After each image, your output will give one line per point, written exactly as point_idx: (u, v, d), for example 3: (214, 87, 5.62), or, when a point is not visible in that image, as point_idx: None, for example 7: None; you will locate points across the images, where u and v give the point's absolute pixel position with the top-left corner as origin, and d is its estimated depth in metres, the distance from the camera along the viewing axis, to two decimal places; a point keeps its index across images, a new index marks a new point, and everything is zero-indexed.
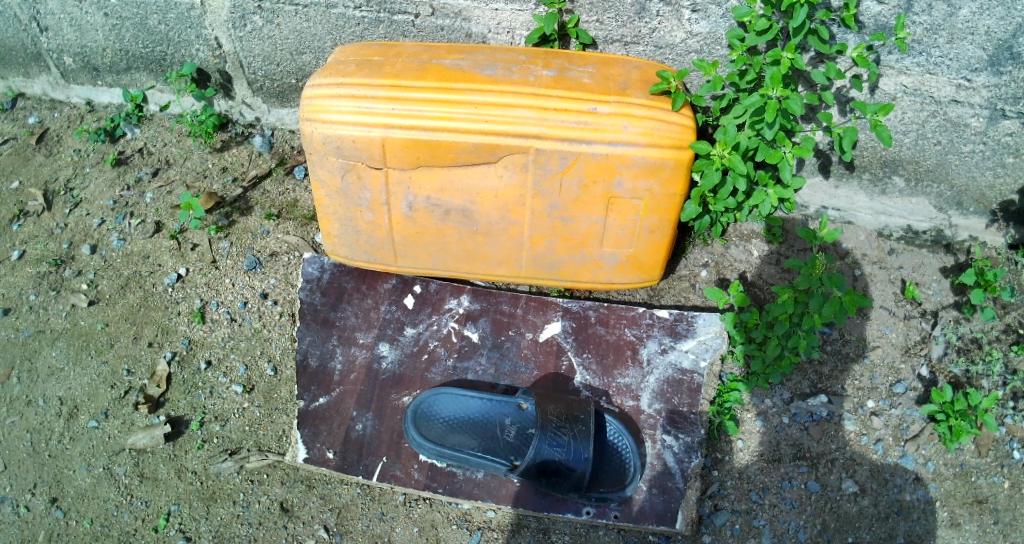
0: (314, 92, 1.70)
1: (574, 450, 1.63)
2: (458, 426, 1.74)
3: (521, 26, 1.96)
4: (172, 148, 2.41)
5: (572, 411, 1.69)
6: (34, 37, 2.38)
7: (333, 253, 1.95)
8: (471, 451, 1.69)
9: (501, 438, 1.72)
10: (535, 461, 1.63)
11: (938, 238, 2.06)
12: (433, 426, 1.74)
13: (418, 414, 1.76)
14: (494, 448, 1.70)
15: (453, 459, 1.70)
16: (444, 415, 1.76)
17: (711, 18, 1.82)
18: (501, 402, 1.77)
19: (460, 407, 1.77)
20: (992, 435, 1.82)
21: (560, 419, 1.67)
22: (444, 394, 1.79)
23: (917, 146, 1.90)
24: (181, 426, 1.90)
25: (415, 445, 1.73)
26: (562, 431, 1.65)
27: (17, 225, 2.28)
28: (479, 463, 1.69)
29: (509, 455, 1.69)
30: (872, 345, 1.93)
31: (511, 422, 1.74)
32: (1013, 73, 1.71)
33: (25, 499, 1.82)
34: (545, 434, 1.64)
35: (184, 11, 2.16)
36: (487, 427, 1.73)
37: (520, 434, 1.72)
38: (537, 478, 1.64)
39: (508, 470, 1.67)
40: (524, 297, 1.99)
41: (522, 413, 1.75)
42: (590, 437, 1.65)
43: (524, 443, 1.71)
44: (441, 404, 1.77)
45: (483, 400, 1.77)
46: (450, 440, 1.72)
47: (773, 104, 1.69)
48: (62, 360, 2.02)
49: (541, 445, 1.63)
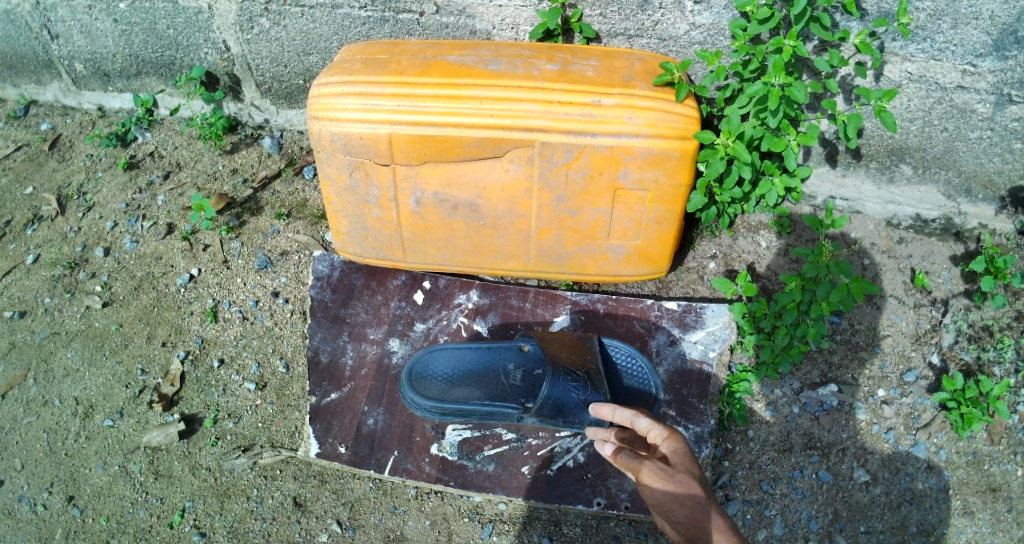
0: (321, 90, 1.72)
1: (589, 386, 1.62)
2: (459, 381, 1.70)
3: (525, 22, 1.98)
4: (182, 151, 2.43)
5: (580, 356, 1.69)
6: (45, 44, 2.41)
7: (342, 250, 1.97)
8: (479, 403, 1.66)
9: (507, 384, 1.68)
10: (551, 398, 1.60)
11: (948, 226, 2.04)
12: (431, 385, 1.70)
13: (414, 375, 1.73)
14: (502, 396, 1.66)
15: (459, 413, 1.67)
16: (440, 372, 1.72)
17: (713, 9, 1.82)
18: (500, 348, 1.74)
19: (454, 361, 1.73)
20: (1005, 422, 1.80)
21: (571, 358, 1.68)
22: (438, 351, 1.76)
23: (924, 133, 1.89)
24: (195, 424, 1.92)
25: (416, 406, 1.70)
26: (576, 368, 1.64)
27: (31, 229, 2.32)
28: (489, 413, 1.65)
29: (520, 399, 1.65)
30: (883, 334, 1.93)
31: (515, 367, 1.70)
32: (1018, 58, 1.70)
33: (42, 498, 1.85)
34: (558, 374, 1.62)
35: (192, 15, 2.19)
36: (490, 376, 1.70)
37: (526, 376, 1.68)
38: (555, 417, 1.62)
39: (521, 412, 1.64)
40: (532, 290, 2.00)
41: (524, 355, 1.71)
42: (602, 377, 1.65)
43: (532, 385, 1.66)
44: (433, 365, 1.74)
45: (479, 348, 1.75)
46: (454, 395, 1.68)
47: (776, 92, 1.69)
48: (77, 361, 2.04)
49: (557, 383, 1.61)
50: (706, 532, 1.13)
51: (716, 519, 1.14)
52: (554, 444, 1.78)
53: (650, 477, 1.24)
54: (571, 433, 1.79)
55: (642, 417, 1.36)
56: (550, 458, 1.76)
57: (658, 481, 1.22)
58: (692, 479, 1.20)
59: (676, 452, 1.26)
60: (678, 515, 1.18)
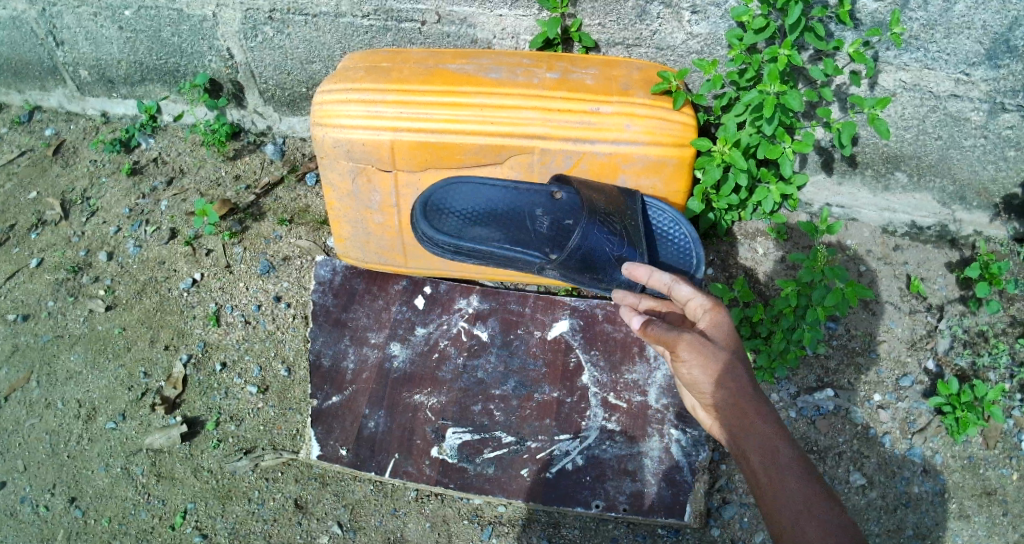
0: (324, 97, 1.74)
1: (625, 241, 1.54)
2: (479, 220, 1.63)
3: (526, 31, 2.00)
4: (186, 157, 2.46)
5: (618, 207, 1.60)
6: (50, 51, 2.44)
7: (344, 255, 2.00)
8: (497, 245, 1.59)
9: (532, 230, 1.60)
10: (580, 248, 1.53)
11: (943, 233, 2.07)
12: (446, 220, 1.62)
13: (431, 206, 1.64)
14: (524, 242, 1.59)
15: (474, 254, 1.60)
16: (459, 209, 1.64)
17: (711, 19, 1.85)
18: (530, 193, 1.65)
19: (478, 199, 1.65)
20: (1001, 427, 1.83)
21: (608, 210, 1.58)
22: (459, 185, 1.67)
23: (918, 141, 1.92)
24: (198, 427, 1.93)
25: (428, 241, 1.63)
26: (612, 222, 1.56)
27: (35, 233, 2.34)
28: (507, 256, 1.59)
29: (543, 248, 1.58)
30: (879, 340, 1.95)
31: (544, 213, 1.62)
32: (1011, 67, 1.73)
33: (45, 499, 1.86)
34: (593, 223, 1.53)
35: (197, 23, 2.22)
36: (515, 219, 1.62)
37: (554, 224, 1.60)
38: (581, 274, 1.55)
39: (541, 263, 1.57)
40: (532, 295, 2.02)
41: (556, 203, 1.63)
42: (638, 233, 1.57)
43: (559, 233, 1.59)
44: (454, 197, 1.65)
45: (507, 190, 1.66)
46: (470, 235, 1.60)
47: (772, 100, 1.72)
48: (80, 364, 2.06)
49: (590, 234, 1.53)
50: (747, 408, 1.19)
51: (756, 394, 1.20)
52: (553, 447, 1.79)
53: (687, 348, 1.24)
54: (570, 436, 1.80)
55: (683, 286, 1.35)
56: (549, 461, 1.78)
57: (702, 356, 1.23)
58: (733, 350, 1.24)
59: (718, 326, 1.27)
60: (721, 391, 1.21)
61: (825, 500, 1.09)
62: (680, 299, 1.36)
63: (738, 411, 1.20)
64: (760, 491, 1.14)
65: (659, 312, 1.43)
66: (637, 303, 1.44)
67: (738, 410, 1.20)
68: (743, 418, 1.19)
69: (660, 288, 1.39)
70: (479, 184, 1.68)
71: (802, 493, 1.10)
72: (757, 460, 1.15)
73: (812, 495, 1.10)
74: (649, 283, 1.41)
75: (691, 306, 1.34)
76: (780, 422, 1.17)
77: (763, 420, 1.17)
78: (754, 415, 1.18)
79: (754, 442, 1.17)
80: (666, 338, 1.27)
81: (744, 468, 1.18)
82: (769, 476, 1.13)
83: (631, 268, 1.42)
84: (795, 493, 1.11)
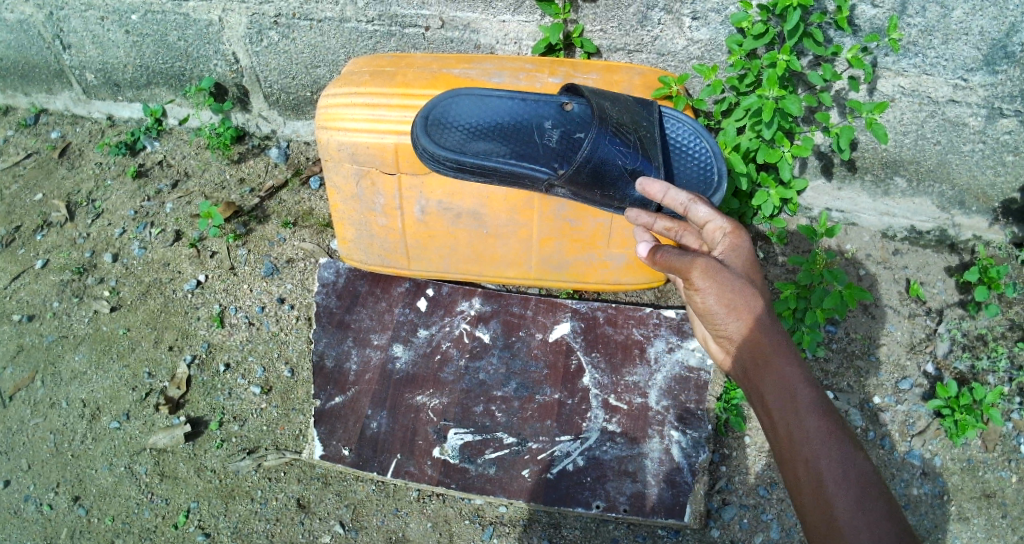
0: (330, 101, 1.75)
1: (639, 154, 1.54)
2: (483, 135, 1.58)
3: (528, 37, 2.02)
4: (191, 159, 2.48)
5: (634, 118, 1.58)
6: (57, 54, 2.46)
7: (348, 258, 2.01)
8: (503, 160, 1.56)
9: (539, 144, 1.57)
10: (590, 161, 1.52)
11: (942, 238, 2.08)
12: (449, 135, 1.58)
13: (433, 120, 1.59)
14: (530, 155, 1.56)
15: (477, 170, 1.57)
16: (463, 122, 1.59)
17: (711, 25, 1.87)
18: (538, 105, 1.60)
19: (484, 112, 1.61)
20: (999, 430, 1.84)
21: (621, 120, 1.56)
22: (462, 99, 1.61)
23: (917, 146, 1.94)
24: (201, 427, 1.94)
25: (429, 156, 1.58)
26: (626, 132, 1.54)
27: (40, 235, 2.36)
28: (512, 172, 1.57)
29: (551, 163, 1.56)
30: (878, 343, 1.96)
31: (552, 125, 1.59)
32: (1008, 72, 1.75)
33: (48, 498, 1.88)
34: (604, 132, 1.52)
35: (203, 27, 2.24)
36: (522, 132, 1.58)
37: (564, 137, 1.57)
38: (590, 188, 1.55)
39: (548, 178, 1.55)
40: (533, 298, 2.03)
41: (566, 116, 1.59)
42: (654, 144, 1.55)
43: (568, 146, 1.57)
44: (458, 111, 1.60)
45: (515, 100, 1.62)
46: (473, 149, 1.57)
47: (771, 104, 1.77)
48: (84, 364, 2.08)
49: (602, 144, 1.52)
50: (765, 342, 1.20)
51: (774, 328, 1.21)
52: (554, 448, 1.81)
53: (704, 275, 1.27)
54: (571, 438, 1.82)
55: (700, 207, 1.41)
56: (550, 462, 1.79)
57: (720, 282, 1.26)
58: (749, 277, 1.28)
59: (736, 253, 1.32)
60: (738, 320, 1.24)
61: (842, 440, 1.10)
62: (696, 220, 1.42)
63: (755, 344, 1.21)
64: (775, 428, 1.16)
65: (673, 232, 1.52)
66: (652, 223, 1.53)
67: (754, 342, 1.22)
68: (759, 352, 1.20)
69: (676, 207, 1.44)
70: (484, 94, 1.62)
71: (823, 430, 1.11)
72: (773, 397, 1.17)
73: (828, 433, 1.11)
74: (664, 201, 1.46)
75: (708, 227, 1.40)
76: (796, 356, 1.18)
77: (781, 356, 1.18)
78: (772, 350, 1.19)
79: (770, 378, 1.18)
80: (683, 266, 1.30)
81: (758, 402, 1.20)
82: (784, 413, 1.15)
83: (644, 184, 1.45)
84: (812, 432, 1.11)
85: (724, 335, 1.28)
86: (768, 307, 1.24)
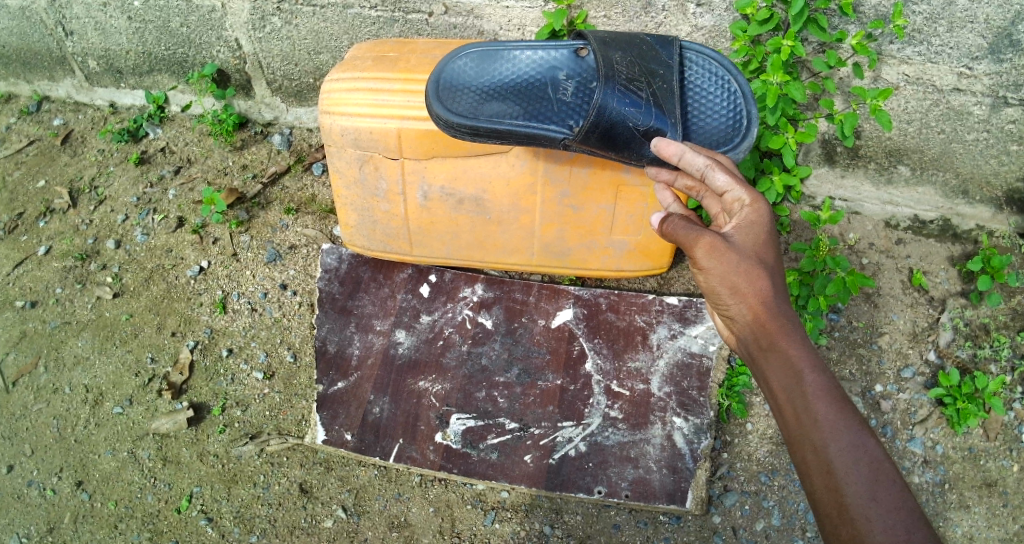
0: (332, 86, 1.72)
1: (654, 109, 1.47)
2: (494, 95, 1.54)
3: (532, 23, 2.02)
4: (193, 146, 2.47)
5: (648, 66, 1.52)
6: (59, 41, 2.45)
7: (350, 243, 2.00)
8: (514, 122, 1.52)
9: (552, 99, 1.52)
10: (598, 126, 1.47)
11: (946, 227, 2.08)
12: (462, 98, 1.53)
13: (445, 84, 1.54)
14: (541, 114, 1.52)
15: (493, 134, 1.54)
16: (475, 85, 1.54)
17: (715, 12, 1.87)
18: (550, 56, 1.55)
19: (496, 71, 1.55)
20: (1002, 419, 1.85)
21: (632, 74, 1.49)
22: (467, 58, 1.56)
23: (921, 135, 1.93)
24: (204, 412, 1.95)
25: (443, 123, 1.55)
26: (637, 88, 1.48)
27: (43, 221, 2.35)
28: (529, 134, 1.53)
29: (566, 120, 1.51)
30: (881, 331, 1.96)
31: (566, 77, 1.53)
32: (1013, 60, 1.74)
33: (51, 483, 1.88)
34: (615, 88, 1.46)
35: (206, 13, 2.23)
36: (535, 90, 1.53)
37: (579, 89, 1.52)
38: (605, 150, 1.52)
39: (567, 141, 1.51)
40: (536, 285, 2.04)
41: (581, 65, 1.54)
42: (672, 97, 1.50)
43: (583, 98, 1.51)
44: (469, 71, 1.55)
45: (526, 56, 1.55)
46: (485, 112, 1.52)
47: (774, 90, 1.80)
48: (87, 350, 2.08)
49: (613, 97, 1.46)
50: (772, 323, 1.18)
51: (783, 307, 1.19)
52: (556, 434, 1.81)
53: (706, 256, 1.24)
54: (573, 423, 1.82)
55: (718, 175, 1.35)
56: (552, 448, 1.79)
57: (725, 260, 1.22)
58: (755, 255, 1.23)
59: (749, 231, 1.26)
60: (743, 302, 1.21)
61: (852, 425, 1.09)
62: (714, 188, 1.37)
63: (763, 326, 1.19)
64: (782, 411, 1.15)
65: (694, 192, 1.45)
66: (673, 181, 1.49)
67: (761, 324, 1.20)
68: (766, 334, 1.19)
69: (692, 172, 1.39)
70: (493, 53, 1.56)
71: (830, 414, 1.10)
72: (781, 380, 1.15)
73: (838, 418, 1.10)
74: (680, 165, 1.40)
75: (728, 197, 1.35)
76: (805, 339, 1.17)
77: (788, 337, 1.17)
78: (779, 333, 1.17)
79: (778, 361, 1.17)
80: (687, 240, 1.27)
81: (765, 383, 1.19)
82: (792, 397, 1.13)
83: (661, 145, 1.40)
84: (822, 417, 1.10)
85: (729, 315, 1.25)
86: (777, 285, 1.21)
